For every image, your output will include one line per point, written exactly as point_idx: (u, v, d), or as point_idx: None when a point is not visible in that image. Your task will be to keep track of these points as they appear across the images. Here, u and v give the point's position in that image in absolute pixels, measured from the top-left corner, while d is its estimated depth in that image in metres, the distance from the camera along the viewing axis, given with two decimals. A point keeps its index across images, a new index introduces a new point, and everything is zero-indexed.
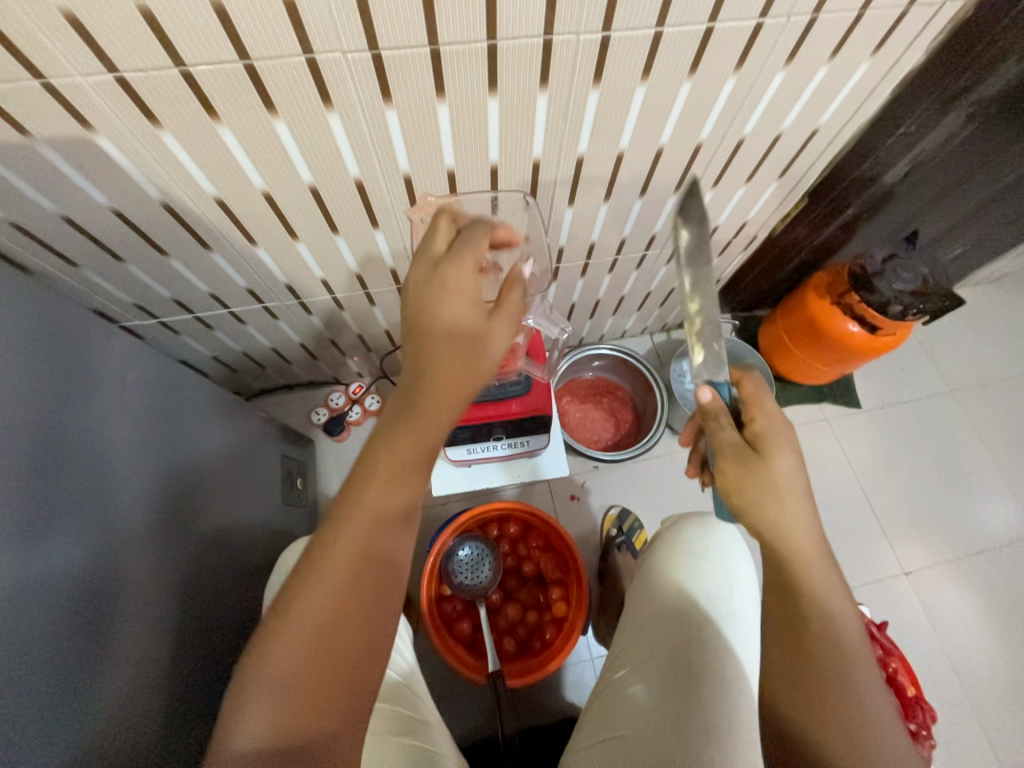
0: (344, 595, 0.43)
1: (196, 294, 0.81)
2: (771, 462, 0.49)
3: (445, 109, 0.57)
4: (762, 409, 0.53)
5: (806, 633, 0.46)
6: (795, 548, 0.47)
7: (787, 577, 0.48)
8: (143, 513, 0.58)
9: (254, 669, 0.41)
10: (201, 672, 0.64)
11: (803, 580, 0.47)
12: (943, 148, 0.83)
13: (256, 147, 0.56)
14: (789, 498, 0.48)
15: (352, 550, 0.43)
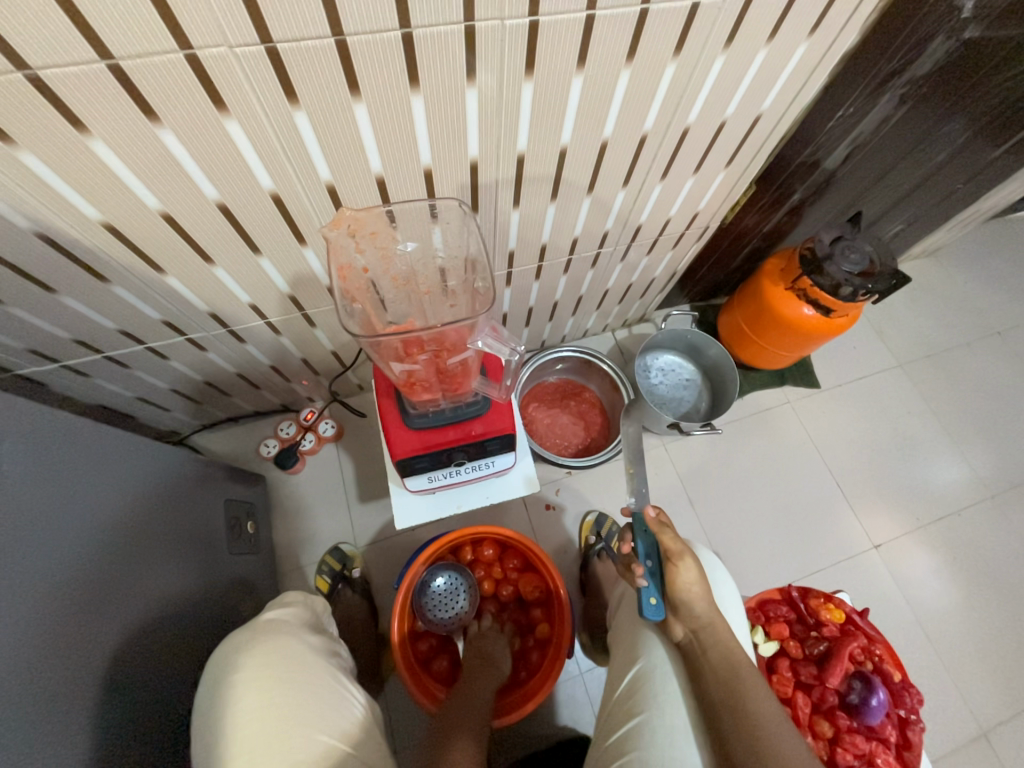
0: None
1: (102, 331, 0.71)
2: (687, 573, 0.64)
3: (363, 109, 0.50)
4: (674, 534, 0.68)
5: (744, 718, 0.55)
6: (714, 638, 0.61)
7: (717, 671, 0.59)
8: (47, 601, 0.49)
9: None
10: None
11: (729, 672, 0.58)
12: (880, 130, 0.84)
13: (144, 164, 0.48)
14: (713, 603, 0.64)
15: None
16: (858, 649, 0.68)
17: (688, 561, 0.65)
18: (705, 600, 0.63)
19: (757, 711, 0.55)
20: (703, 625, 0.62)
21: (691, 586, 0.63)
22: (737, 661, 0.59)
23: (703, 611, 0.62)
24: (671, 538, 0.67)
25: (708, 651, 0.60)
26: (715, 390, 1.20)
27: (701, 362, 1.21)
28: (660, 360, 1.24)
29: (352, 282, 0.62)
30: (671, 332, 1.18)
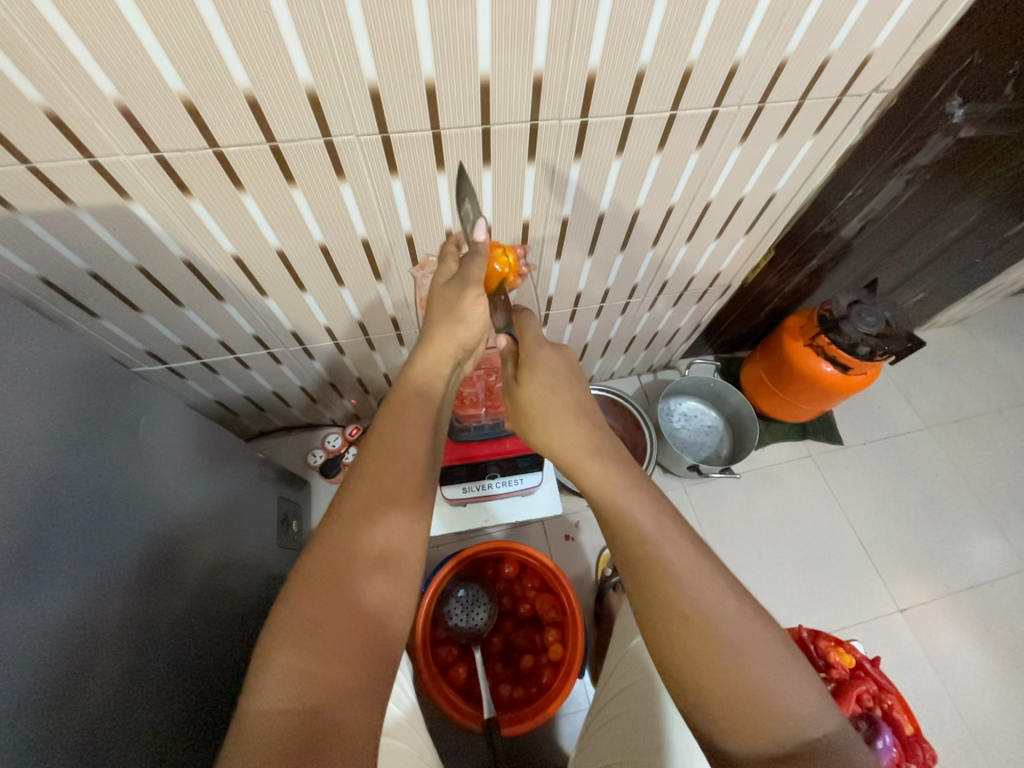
0: (321, 602, 0.42)
1: (205, 340, 0.85)
2: (532, 394, 0.58)
3: (444, 179, 0.64)
4: (526, 343, 0.60)
5: (659, 598, 0.46)
6: (572, 463, 0.57)
7: (623, 542, 0.50)
8: (148, 552, 0.59)
9: (243, 710, 0.38)
10: (197, 726, 0.61)
11: (625, 527, 0.50)
12: (891, 208, 0.93)
13: (275, 212, 0.63)
14: (552, 357, 0.59)
15: (333, 556, 0.44)
16: (867, 694, 0.69)
17: (533, 376, 0.58)
18: (544, 409, 0.59)
19: (679, 574, 0.46)
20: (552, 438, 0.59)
21: (540, 396, 0.58)
22: (616, 496, 0.52)
23: (544, 432, 0.59)
24: (508, 371, 0.61)
25: (557, 456, 0.59)
26: (735, 437, 1.25)
27: (723, 409, 1.27)
28: (683, 405, 1.30)
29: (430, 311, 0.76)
30: (695, 379, 1.25)
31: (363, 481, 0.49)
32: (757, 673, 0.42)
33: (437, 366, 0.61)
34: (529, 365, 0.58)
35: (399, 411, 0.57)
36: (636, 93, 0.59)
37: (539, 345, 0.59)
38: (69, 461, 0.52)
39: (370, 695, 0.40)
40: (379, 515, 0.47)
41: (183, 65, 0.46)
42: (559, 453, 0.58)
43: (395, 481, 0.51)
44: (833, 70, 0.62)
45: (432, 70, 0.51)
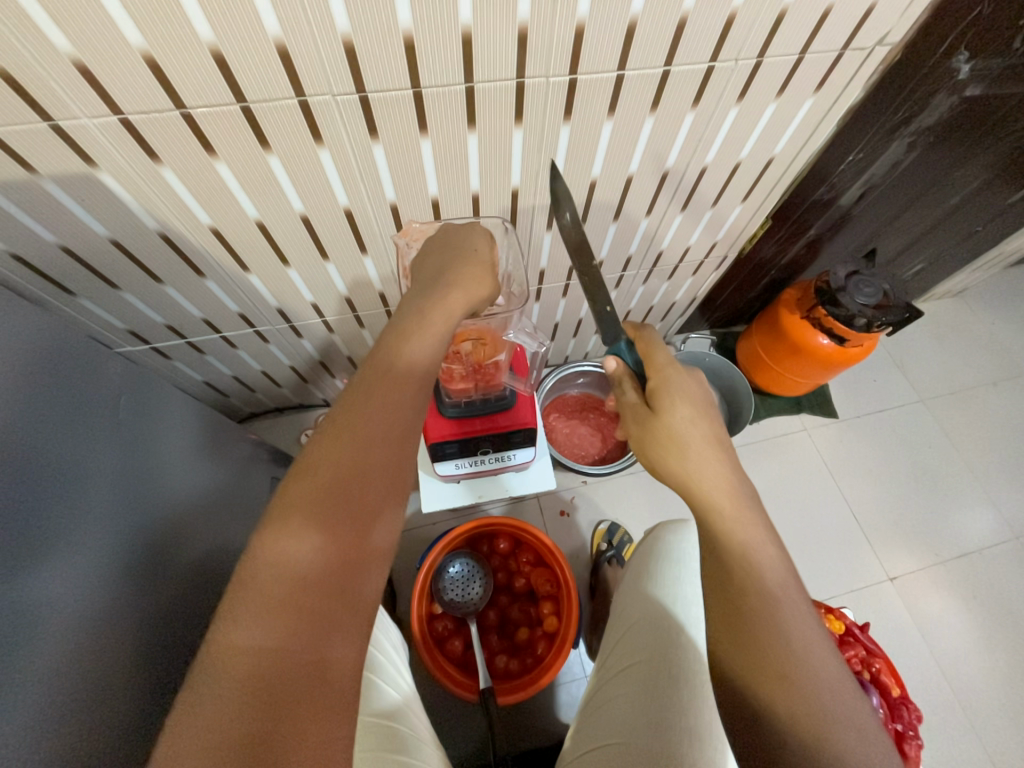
0: (313, 532, 0.40)
1: (189, 319, 0.83)
2: (670, 421, 0.52)
3: (428, 143, 0.61)
4: (655, 366, 0.56)
5: (770, 659, 0.45)
6: (708, 505, 0.51)
7: (740, 587, 0.48)
8: (141, 533, 0.59)
9: (211, 643, 0.36)
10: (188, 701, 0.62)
11: (738, 565, 0.48)
12: (892, 172, 0.90)
13: (251, 180, 0.60)
14: (689, 383, 0.54)
15: (329, 487, 0.42)
16: (856, 658, 0.70)
17: (674, 403, 0.53)
18: (684, 437, 0.52)
19: (790, 632, 0.45)
20: (689, 478, 0.52)
21: (683, 425, 0.52)
22: (749, 545, 0.48)
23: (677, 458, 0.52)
24: (632, 396, 0.56)
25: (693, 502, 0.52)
26: (730, 412, 1.24)
27: (718, 385, 1.26)
28: None
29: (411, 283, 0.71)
30: (690, 354, 1.23)
31: (363, 409, 0.45)
32: (842, 742, 0.43)
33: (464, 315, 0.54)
34: (662, 391, 0.54)
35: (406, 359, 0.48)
36: (628, 47, 0.56)
37: (670, 372, 0.55)
38: (50, 444, 0.51)
39: (352, 639, 0.39)
40: (376, 446, 0.44)
41: (142, 17, 0.43)
42: (698, 499, 0.52)
43: (393, 415, 0.46)
44: (834, 21, 0.59)
45: (410, 21, 0.48)
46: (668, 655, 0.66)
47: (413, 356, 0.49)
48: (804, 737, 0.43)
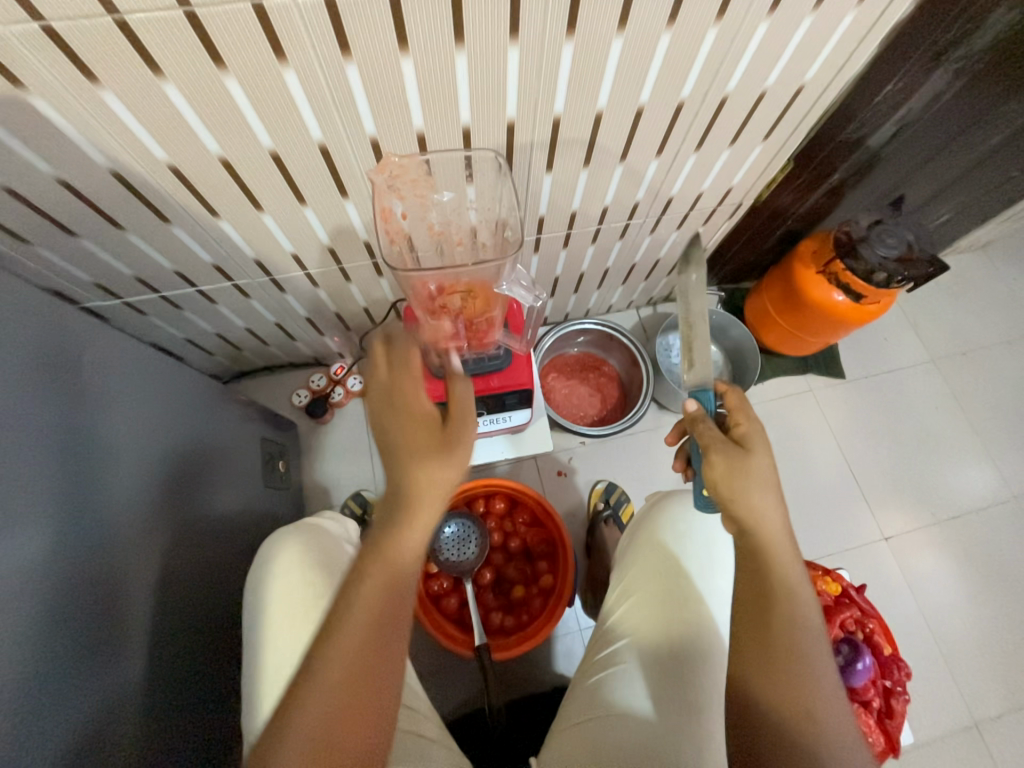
0: (341, 680, 0.46)
1: (160, 271, 0.77)
2: (759, 465, 0.52)
3: (410, 64, 0.53)
4: (744, 413, 0.57)
5: (789, 689, 0.47)
6: (768, 548, 0.50)
7: (776, 621, 0.49)
8: (138, 488, 0.61)
9: (265, 749, 0.44)
10: (161, 658, 0.60)
11: (790, 624, 0.48)
12: (931, 107, 0.81)
13: (208, 108, 0.53)
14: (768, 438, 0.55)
15: (361, 618, 0.47)
16: (851, 619, 0.70)
17: (761, 450, 0.53)
18: (764, 480, 0.52)
19: (815, 676, 0.47)
20: (765, 520, 0.51)
21: (766, 469, 0.52)
22: (797, 587, 0.49)
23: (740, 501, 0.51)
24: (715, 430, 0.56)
25: (760, 542, 0.51)
26: (735, 372, 1.20)
27: (724, 343, 1.21)
28: None
29: (392, 225, 0.68)
30: None
31: (378, 565, 0.49)
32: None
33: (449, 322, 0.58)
34: (754, 437, 0.54)
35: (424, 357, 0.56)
36: None
37: (756, 425, 0.56)
38: (33, 399, 0.50)
39: None
40: (391, 595, 0.48)
41: None
42: (766, 538, 0.50)
43: (394, 584, 0.49)
44: None
45: None
46: (687, 629, 0.62)
47: (403, 545, 0.49)
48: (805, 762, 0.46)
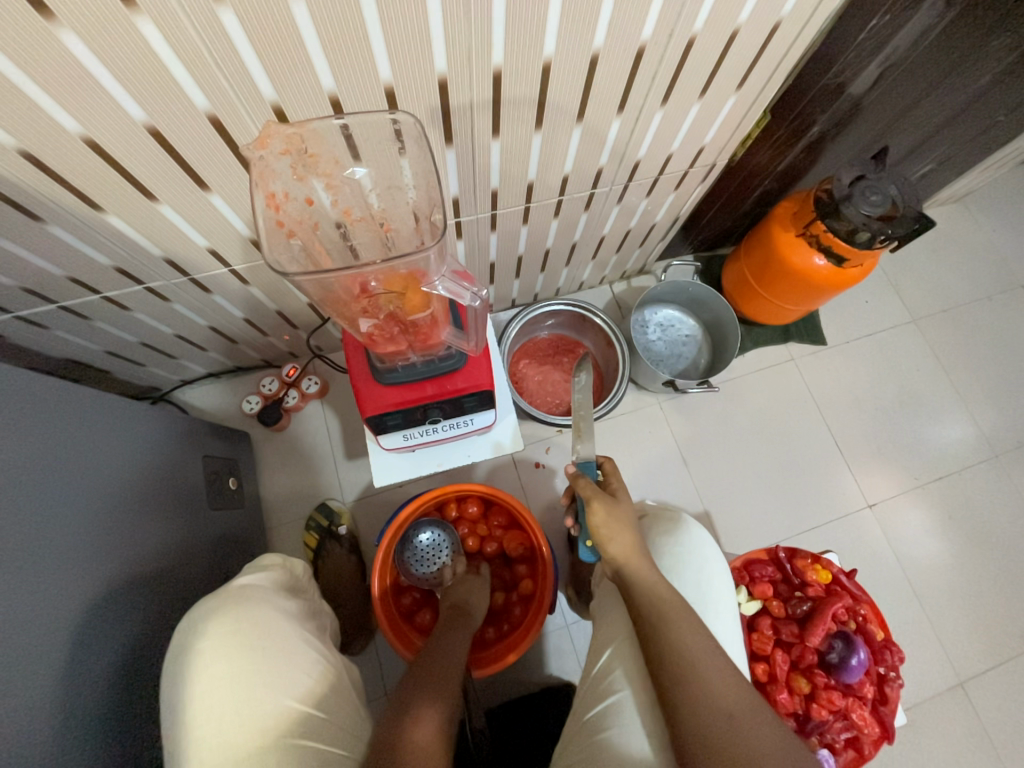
0: None
1: (52, 279, 0.66)
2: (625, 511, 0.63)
3: (303, 8, 0.43)
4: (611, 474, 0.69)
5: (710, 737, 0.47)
6: (636, 577, 0.58)
7: (679, 664, 0.52)
8: (38, 529, 0.53)
9: None
10: (67, 737, 0.49)
11: (680, 659, 0.52)
12: (917, 46, 0.74)
13: (51, 74, 0.42)
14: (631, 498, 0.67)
15: None
16: (843, 609, 0.67)
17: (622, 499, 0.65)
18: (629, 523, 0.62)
19: (727, 707, 0.49)
20: (636, 554, 0.60)
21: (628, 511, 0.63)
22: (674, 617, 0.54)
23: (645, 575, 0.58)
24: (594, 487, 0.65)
25: (636, 576, 0.58)
26: (715, 347, 1.15)
27: (702, 316, 1.15)
28: (660, 315, 1.17)
29: (290, 214, 0.54)
30: (672, 285, 1.10)
31: None
32: None
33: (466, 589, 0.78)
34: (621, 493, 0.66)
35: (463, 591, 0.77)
36: None
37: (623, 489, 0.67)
38: None
39: None
40: None
41: None
42: (635, 569, 0.59)
43: None
44: None
45: None
46: None
47: None
48: None
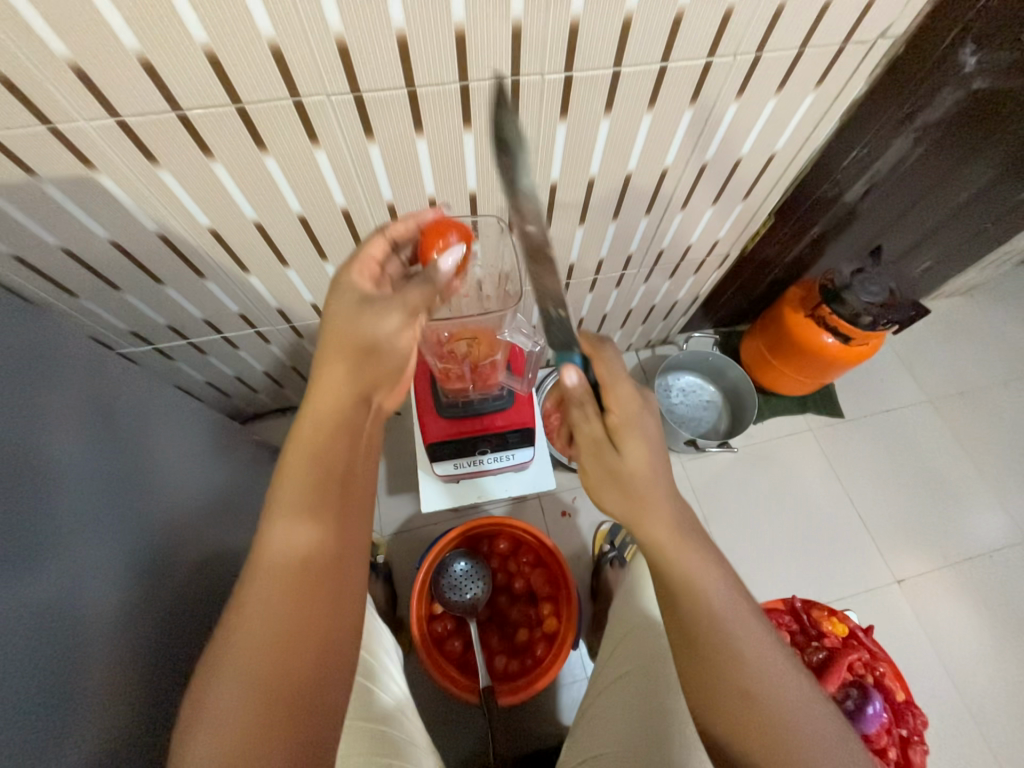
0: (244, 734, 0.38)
1: (191, 320, 0.84)
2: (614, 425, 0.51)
3: (424, 143, 0.61)
4: (610, 378, 0.52)
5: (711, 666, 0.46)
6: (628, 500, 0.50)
7: (684, 614, 0.48)
8: (171, 524, 0.65)
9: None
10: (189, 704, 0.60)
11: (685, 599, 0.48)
12: (897, 169, 0.89)
13: (248, 182, 0.60)
14: (636, 394, 0.52)
15: (276, 678, 0.40)
16: (859, 662, 0.70)
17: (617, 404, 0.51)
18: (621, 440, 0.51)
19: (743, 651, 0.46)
20: (623, 473, 0.50)
21: (623, 426, 0.51)
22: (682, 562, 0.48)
23: (629, 503, 0.50)
24: (582, 397, 0.53)
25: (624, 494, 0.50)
26: (734, 412, 1.23)
27: (721, 384, 1.25)
28: (682, 381, 1.28)
29: None
30: (693, 353, 1.22)
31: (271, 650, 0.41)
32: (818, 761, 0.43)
33: (337, 411, 0.49)
34: (615, 402, 0.51)
35: (315, 423, 0.49)
36: (624, 42, 0.55)
37: (628, 401, 0.52)
38: (96, 444, 0.56)
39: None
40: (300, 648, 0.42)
41: (134, 16, 0.43)
42: (618, 485, 0.50)
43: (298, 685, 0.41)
44: (835, 15, 0.58)
45: (402, 20, 0.48)
46: (659, 667, 0.65)
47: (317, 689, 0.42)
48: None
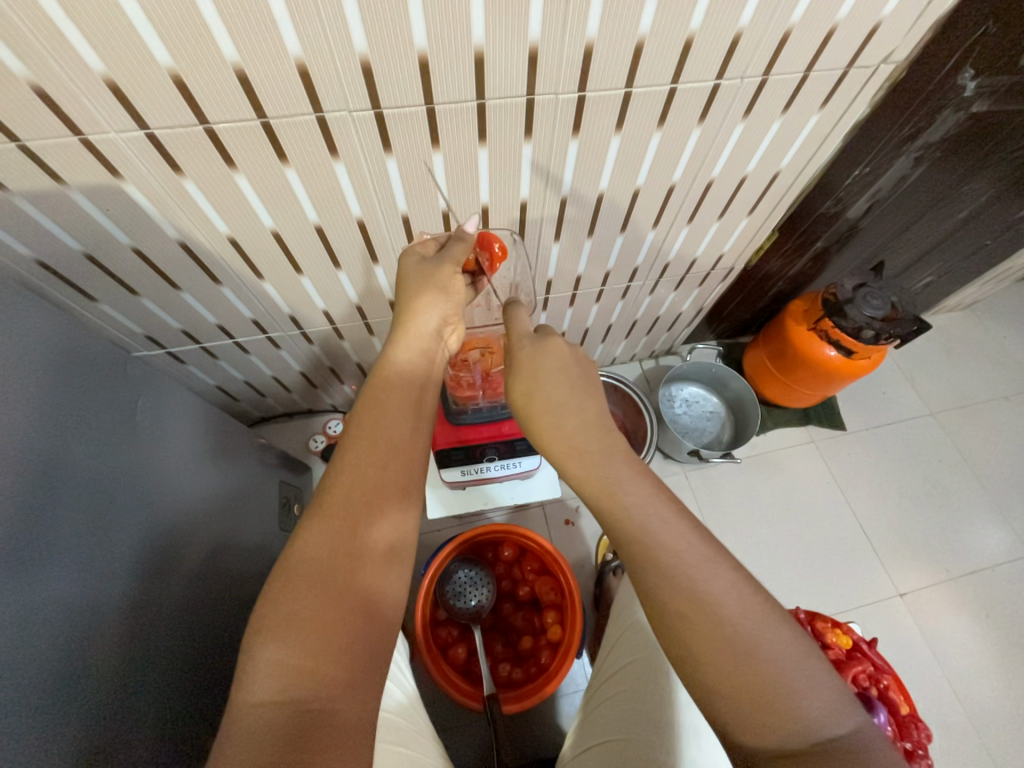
0: (311, 618, 0.42)
1: (204, 325, 0.85)
2: (513, 389, 0.58)
3: (440, 157, 0.63)
4: (512, 342, 0.60)
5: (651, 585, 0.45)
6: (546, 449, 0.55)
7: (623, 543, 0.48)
8: (188, 526, 0.66)
9: (240, 701, 0.39)
10: (195, 705, 0.60)
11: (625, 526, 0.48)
12: (899, 187, 0.91)
13: (269, 192, 0.62)
14: (532, 351, 0.57)
15: (334, 577, 0.44)
16: (863, 674, 0.70)
17: (514, 367, 0.58)
18: (529, 405, 0.56)
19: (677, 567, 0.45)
20: (524, 416, 0.57)
21: (518, 380, 0.57)
22: (607, 483, 0.50)
23: (530, 428, 0.56)
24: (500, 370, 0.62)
25: (534, 436, 0.56)
26: (736, 424, 1.24)
27: (724, 395, 1.26)
28: (685, 391, 1.29)
29: None
30: (697, 364, 1.24)
31: (323, 562, 0.45)
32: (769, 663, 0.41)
33: (421, 349, 0.60)
34: (512, 362, 0.58)
35: (386, 384, 0.57)
36: (635, 65, 0.57)
37: (523, 350, 0.58)
38: (112, 446, 0.57)
39: (362, 688, 0.41)
40: (356, 554, 0.46)
41: (169, 36, 0.45)
42: (524, 428, 0.57)
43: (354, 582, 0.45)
44: (839, 40, 0.60)
45: (424, 42, 0.50)
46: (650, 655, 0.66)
47: (374, 589, 0.46)
48: (736, 689, 0.41)
